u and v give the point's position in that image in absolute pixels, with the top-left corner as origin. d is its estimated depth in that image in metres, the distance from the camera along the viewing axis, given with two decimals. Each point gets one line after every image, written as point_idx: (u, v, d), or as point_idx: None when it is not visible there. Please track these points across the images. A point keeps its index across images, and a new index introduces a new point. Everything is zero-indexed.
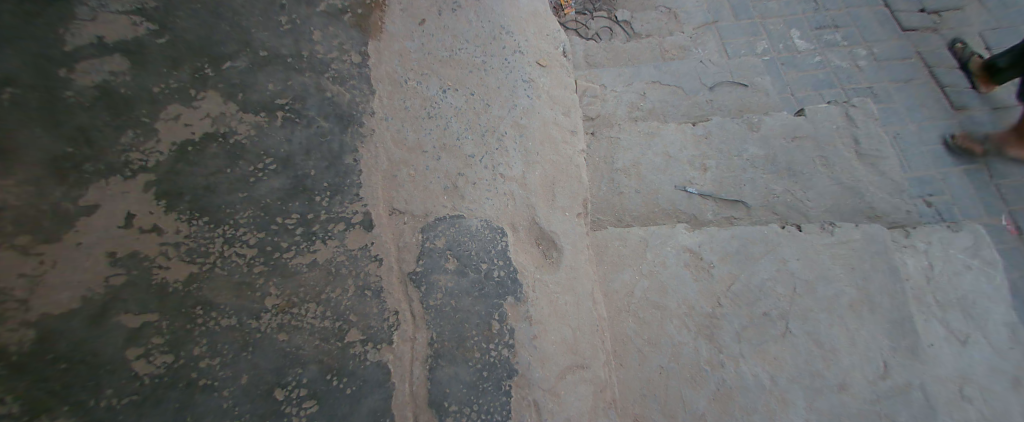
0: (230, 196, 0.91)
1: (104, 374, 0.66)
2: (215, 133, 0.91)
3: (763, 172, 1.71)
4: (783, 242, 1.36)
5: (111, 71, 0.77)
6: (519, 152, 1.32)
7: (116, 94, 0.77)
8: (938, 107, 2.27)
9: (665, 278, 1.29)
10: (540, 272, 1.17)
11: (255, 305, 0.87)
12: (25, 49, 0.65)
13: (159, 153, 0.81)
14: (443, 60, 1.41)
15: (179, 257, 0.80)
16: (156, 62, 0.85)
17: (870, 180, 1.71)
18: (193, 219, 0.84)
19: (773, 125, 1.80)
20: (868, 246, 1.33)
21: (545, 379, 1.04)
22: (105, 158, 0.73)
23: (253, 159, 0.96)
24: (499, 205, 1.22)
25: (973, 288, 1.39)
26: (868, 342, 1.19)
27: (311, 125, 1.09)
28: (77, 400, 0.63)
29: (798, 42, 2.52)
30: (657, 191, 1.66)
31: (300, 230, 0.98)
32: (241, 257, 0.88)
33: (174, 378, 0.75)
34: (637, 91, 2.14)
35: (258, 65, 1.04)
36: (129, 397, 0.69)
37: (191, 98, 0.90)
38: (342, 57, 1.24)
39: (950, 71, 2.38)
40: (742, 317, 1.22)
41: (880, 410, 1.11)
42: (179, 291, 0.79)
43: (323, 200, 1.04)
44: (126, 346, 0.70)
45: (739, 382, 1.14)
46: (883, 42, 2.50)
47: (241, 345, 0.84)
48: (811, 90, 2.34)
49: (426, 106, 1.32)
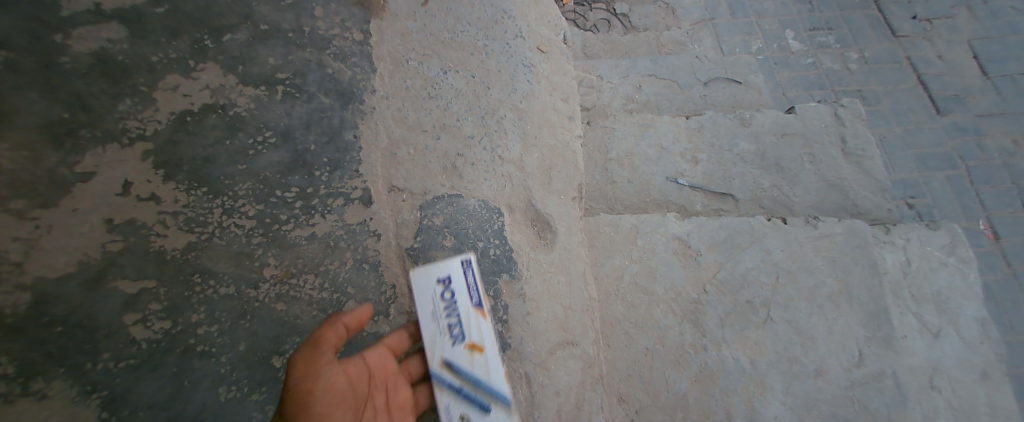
0: (229, 168, 0.94)
1: (101, 338, 0.72)
2: (214, 105, 0.95)
3: (753, 167, 1.75)
4: (768, 234, 1.40)
5: (107, 38, 0.86)
6: (517, 135, 1.33)
7: (112, 62, 0.85)
8: (924, 112, 2.23)
9: (654, 264, 1.32)
10: (535, 252, 1.20)
11: (253, 274, 0.90)
12: (21, 14, 0.77)
13: (158, 122, 0.87)
14: (445, 42, 1.42)
15: (177, 226, 0.84)
16: (155, 32, 0.93)
17: (854, 178, 1.77)
18: (191, 189, 0.88)
19: (764, 121, 1.85)
20: (849, 240, 1.38)
21: (536, 354, 1.07)
22: (102, 125, 0.81)
23: (253, 131, 0.99)
24: (495, 186, 1.24)
25: (948, 284, 1.45)
26: (845, 331, 1.24)
27: (311, 100, 1.10)
28: (75, 362, 0.69)
29: (793, 43, 2.49)
30: (649, 181, 1.70)
31: (299, 204, 1.00)
32: (240, 228, 0.91)
33: (171, 344, 0.78)
34: (632, 83, 2.16)
35: (258, 39, 1.07)
36: (127, 360, 0.74)
37: (191, 69, 0.95)
38: (344, 34, 1.25)
39: (936, 77, 2.34)
40: (725, 304, 1.27)
41: (854, 397, 1.16)
42: (177, 259, 0.83)
43: (322, 176, 1.05)
44: (124, 311, 0.75)
45: (720, 365, 1.18)
46: (875, 45, 2.47)
47: (239, 313, 0.86)
48: (802, 90, 2.31)
49: (426, 86, 1.33)
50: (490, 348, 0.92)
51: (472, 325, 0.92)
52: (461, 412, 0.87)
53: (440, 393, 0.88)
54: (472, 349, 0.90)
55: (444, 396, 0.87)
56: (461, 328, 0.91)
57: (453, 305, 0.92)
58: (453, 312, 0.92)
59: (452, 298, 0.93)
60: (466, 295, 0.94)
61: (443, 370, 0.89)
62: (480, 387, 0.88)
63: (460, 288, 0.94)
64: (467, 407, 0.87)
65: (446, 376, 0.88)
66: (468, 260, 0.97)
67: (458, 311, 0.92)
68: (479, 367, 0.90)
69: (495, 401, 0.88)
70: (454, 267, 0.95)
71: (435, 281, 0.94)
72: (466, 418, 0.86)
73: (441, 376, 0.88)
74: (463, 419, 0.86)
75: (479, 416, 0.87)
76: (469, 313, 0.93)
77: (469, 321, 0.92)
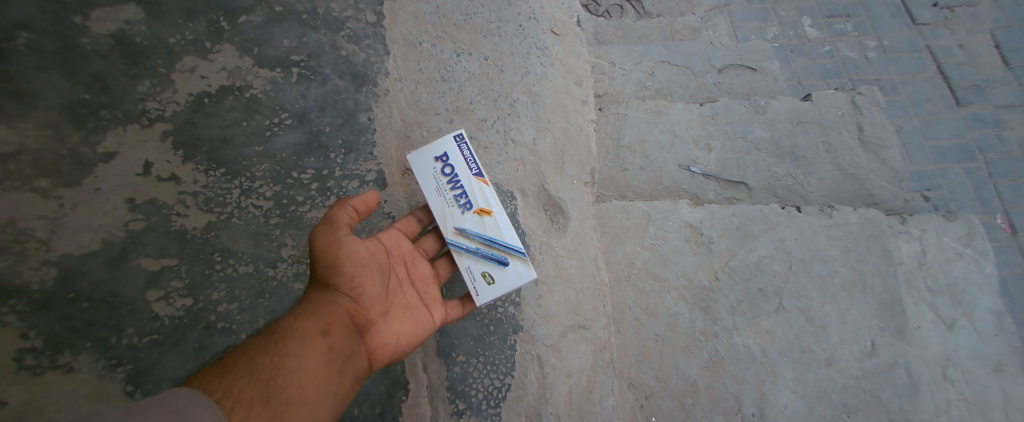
0: (247, 149, 0.97)
1: (125, 314, 0.75)
2: (231, 86, 0.98)
3: (767, 155, 1.72)
4: (782, 222, 1.38)
5: (126, 21, 0.89)
6: (530, 118, 1.33)
7: (131, 44, 0.88)
8: (943, 103, 2.07)
9: (666, 251, 1.32)
10: (548, 236, 1.21)
11: (271, 254, 0.94)
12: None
13: (176, 103, 0.90)
14: (458, 24, 1.42)
15: (197, 206, 0.87)
16: (172, 15, 0.95)
17: (871, 167, 1.74)
18: (210, 170, 0.91)
19: (779, 109, 1.81)
20: (865, 230, 1.36)
21: (548, 336, 1.09)
22: (123, 106, 0.84)
23: (269, 113, 1.02)
24: (509, 170, 1.24)
25: (964, 275, 1.42)
26: (858, 320, 1.23)
27: (326, 83, 1.13)
28: (101, 338, 0.72)
29: (809, 30, 2.32)
30: (661, 169, 1.68)
31: (315, 185, 1.03)
32: (258, 208, 0.95)
33: (193, 320, 0.82)
34: (646, 70, 2.13)
35: (273, 21, 1.10)
36: (150, 336, 0.77)
37: (208, 51, 0.98)
38: (358, 16, 1.28)
39: (958, 67, 2.18)
40: (738, 292, 1.26)
41: (864, 386, 1.15)
42: (198, 238, 0.86)
43: (338, 158, 1.09)
44: (147, 288, 0.78)
45: (731, 353, 1.17)
46: (894, 33, 2.28)
47: (258, 292, 0.90)
48: (819, 79, 2.17)
49: (439, 69, 1.33)
50: (497, 210, 1.01)
51: (476, 192, 1.02)
52: (483, 269, 0.97)
53: (461, 255, 0.98)
54: (481, 214, 1.00)
55: (465, 258, 0.98)
56: (467, 197, 1.01)
57: (455, 178, 1.02)
58: (456, 184, 1.02)
59: (452, 172, 1.03)
60: (464, 166, 1.03)
61: (459, 236, 0.99)
62: (495, 244, 0.99)
63: (459, 162, 1.03)
64: (487, 264, 0.98)
65: (462, 241, 0.99)
66: (460, 136, 1.04)
67: (461, 184, 1.02)
68: (490, 227, 1.00)
69: (510, 254, 0.98)
70: (448, 144, 1.04)
71: (435, 161, 1.04)
72: (488, 273, 0.97)
73: (457, 242, 0.99)
74: (485, 274, 0.97)
75: (498, 269, 0.98)
76: (471, 182, 1.02)
77: (472, 188, 1.01)
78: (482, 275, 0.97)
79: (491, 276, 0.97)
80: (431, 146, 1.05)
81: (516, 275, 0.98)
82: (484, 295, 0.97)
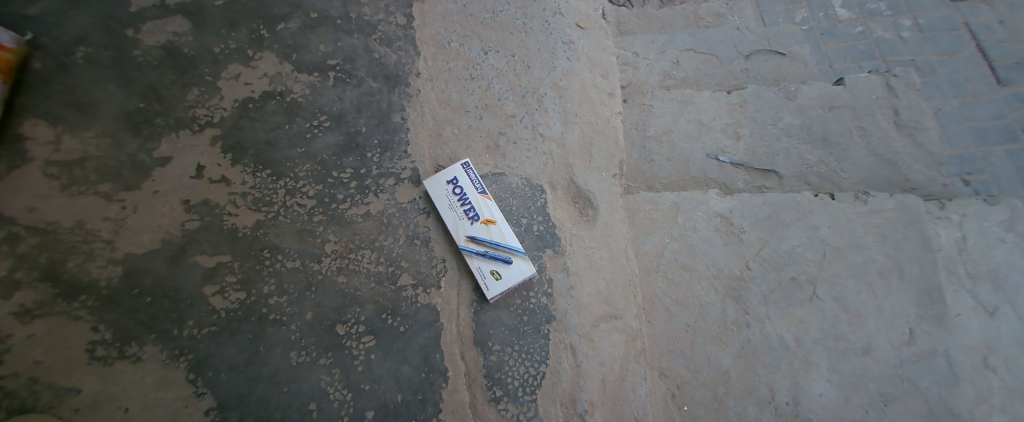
0: (290, 151, 1.04)
1: (185, 307, 0.84)
2: (273, 92, 1.06)
3: (798, 142, 1.69)
4: (815, 210, 1.36)
5: (173, 32, 1.00)
6: (558, 113, 1.34)
7: (181, 55, 0.99)
8: (982, 83, 1.97)
9: (696, 242, 1.31)
10: (578, 228, 1.22)
11: (316, 250, 0.99)
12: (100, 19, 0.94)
13: (223, 109, 0.99)
14: (485, 22, 1.44)
15: (247, 206, 0.95)
16: (216, 26, 1.05)
17: (908, 151, 1.67)
18: (256, 171, 0.98)
19: (810, 94, 1.77)
20: (902, 216, 1.32)
21: (580, 326, 1.11)
22: (174, 114, 0.95)
23: (310, 116, 1.08)
24: (538, 164, 1.26)
25: (1011, 261, 1.35)
26: (895, 308, 1.20)
27: (360, 85, 1.18)
28: (164, 330, 0.82)
29: (841, 11, 2.21)
30: (688, 159, 1.67)
31: (354, 183, 1.08)
32: (302, 207, 1.00)
33: (246, 313, 0.89)
34: (670, 59, 2.09)
35: (309, 27, 1.16)
36: (209, 327, 0.85)
37: (250, 58, 1.06)
38: (389, 19, 1.31)
39: (998, 45, 2.07)
40: (770, 281, 1.25)
41: (901, 375, 1.13)
42: (248, 235, 0.94)
43: (374, 157, 1.13)
44: (203, 282, 0.87)
45: (764, 342, 1.17)
46: (930, 11, 2.17)
47: (305, 285, 0.95)
48: (851, 62, 2.08)
49: (467, 67, 1.36)
50: (500, 218, 1.12)
51: (482, 206, 1.12)
52: (491, 268, 1.08)
53: (472, 258, 1.09)
54: (486, 223, 1.11)
55: (475, 260, 1.08)
56: (473, 210, 1.11)
57: (463, 196, 1.12)
58: (464, 201, 1.12)
59: (461, 192, 1.13)
60: (470, 186, 1.13)
61: (469, 244, 1.09)
62: (499, 247, 1.09)
63: (465, 181, 1.13)
64: (495, 263, 1.08)
65: (472, 247, 1.09)
66: (466, 161, 1.15)
67: (469, 200, 1.12)
68: (495, 235, 1.10)
69: (514, 254, 1.08)
70: (456, 169, 1.14)
71: (445, 184, 1.14)
72: (496, 272, 1.08)
73: (469, 248, 1.09)
74: (494, 273, 1.08)
75: (505, 268, 1.08)
76: (477, 198, 1.13)
77: (478, 203, 1.12)
78: (491, 273, 1.07)
79: (499, 274, 1.08)
80: (442, 171, 1.15)
81: (520, 271, 1.08)
82: (493, 291, 1.06)
